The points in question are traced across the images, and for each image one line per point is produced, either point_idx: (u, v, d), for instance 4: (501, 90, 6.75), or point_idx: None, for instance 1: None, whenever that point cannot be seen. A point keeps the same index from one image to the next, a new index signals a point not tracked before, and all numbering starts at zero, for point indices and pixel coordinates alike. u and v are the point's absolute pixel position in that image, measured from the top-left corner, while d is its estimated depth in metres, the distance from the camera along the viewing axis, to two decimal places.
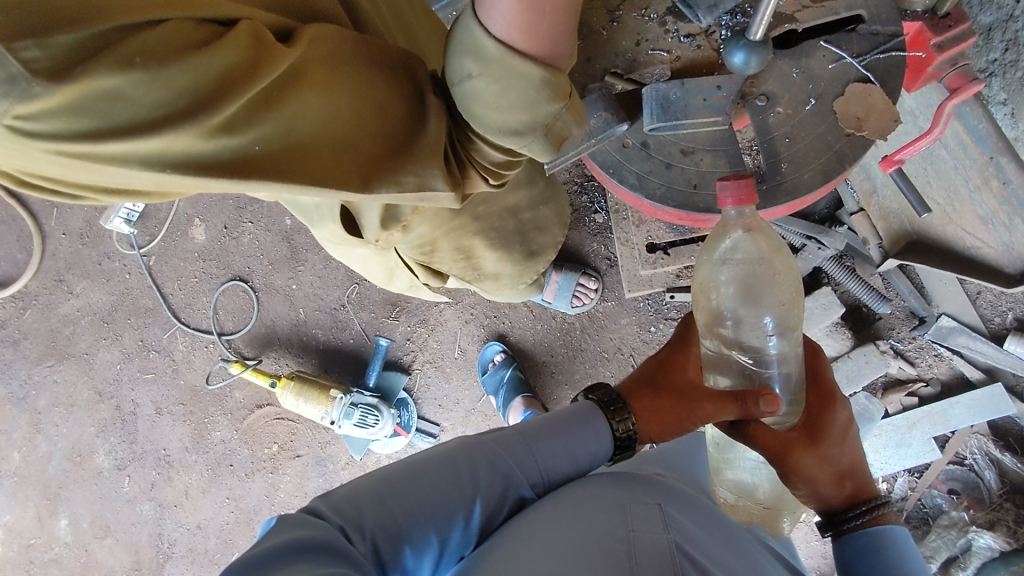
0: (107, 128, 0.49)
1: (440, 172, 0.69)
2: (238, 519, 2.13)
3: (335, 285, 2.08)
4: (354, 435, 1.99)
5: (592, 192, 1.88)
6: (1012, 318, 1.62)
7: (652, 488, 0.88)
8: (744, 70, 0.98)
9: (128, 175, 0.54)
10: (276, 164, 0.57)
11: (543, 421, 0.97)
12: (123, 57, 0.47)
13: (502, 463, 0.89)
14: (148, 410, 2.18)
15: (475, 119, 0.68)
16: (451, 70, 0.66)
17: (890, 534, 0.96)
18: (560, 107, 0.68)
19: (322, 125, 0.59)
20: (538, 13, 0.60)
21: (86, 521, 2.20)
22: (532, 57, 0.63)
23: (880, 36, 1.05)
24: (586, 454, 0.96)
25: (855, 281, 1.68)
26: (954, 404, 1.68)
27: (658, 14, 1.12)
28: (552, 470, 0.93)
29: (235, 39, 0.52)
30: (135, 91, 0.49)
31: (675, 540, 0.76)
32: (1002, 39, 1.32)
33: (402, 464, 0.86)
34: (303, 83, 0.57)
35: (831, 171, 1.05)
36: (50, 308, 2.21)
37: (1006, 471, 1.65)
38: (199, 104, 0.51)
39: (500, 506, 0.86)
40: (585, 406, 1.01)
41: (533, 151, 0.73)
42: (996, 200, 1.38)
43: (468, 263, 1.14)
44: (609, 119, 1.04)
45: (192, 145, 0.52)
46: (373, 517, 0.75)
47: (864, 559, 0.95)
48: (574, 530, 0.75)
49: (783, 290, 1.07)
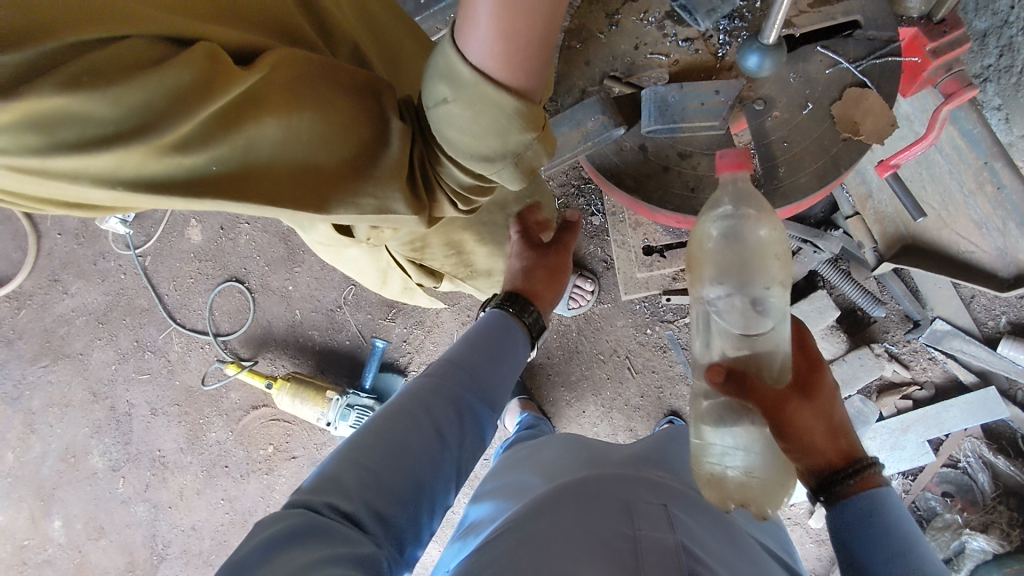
0: (57, 144, 0.46)
1: (402, 197, 0.64)
2: (233, 520, 2.12)
3: (332, 286, 2.08)
4: (350, 436, 1.99)
5: (589, 195, 1.89)
6: (1006, 322, 1.64)
7: (661, 490, 0.89)
8: (757, 74, 0.99)
9: (84, 193, 0.52)
10: (233, 185, 0.54)
11: (466, 339, 0.98)
12: (70, 75, 0.45)
13: (450, 393, 0.89)
14: (143, 410, 2.17)
15: (448, 142, 0.64)
16: (426, 93, 0.62)
17: (881, 497, 0.90)
18: (532, 137, 0.64)
19: (283, 147, 0.55)
20: (514, 43, 0.56)
21: (80, 522, 2.20)
22: (506, 87, 0.58)
23: (876, 41, 1.04)
24: (514, 358, 1.00)
25: (850, 284, 1.69)
26: (949, 407, 1.69)
27: (657, 18, 1.11)
28: (494, 387, 0.94)
29: (190, 57, 0.49)
30: (84, 109, 0.46)
31: (681, 540, 0.75)
32: (997, 45, 1.35)
33: (372, 424, 0.84)
34: (264, 104, 0.53)
35: (827, 175, 1.05)
36: (44, 308, 2.20)
37: (999, 473, 1.67)
38: (149, 122, 0.48)
39: (464, 431, 0.88)
40: (499, 316, 1.01)
41: (503, 178, 0.68)
42: (991, 204, 1.41)
43: (460, 260, 1.13)
44: (605, 123, 1.03)
45: (145, 164, 0.50)
46: (354, 476, 0.76)
47: (862, 523, 0.89)
48: (581, 526, 0.76)
49: (776, 271, 0.97)
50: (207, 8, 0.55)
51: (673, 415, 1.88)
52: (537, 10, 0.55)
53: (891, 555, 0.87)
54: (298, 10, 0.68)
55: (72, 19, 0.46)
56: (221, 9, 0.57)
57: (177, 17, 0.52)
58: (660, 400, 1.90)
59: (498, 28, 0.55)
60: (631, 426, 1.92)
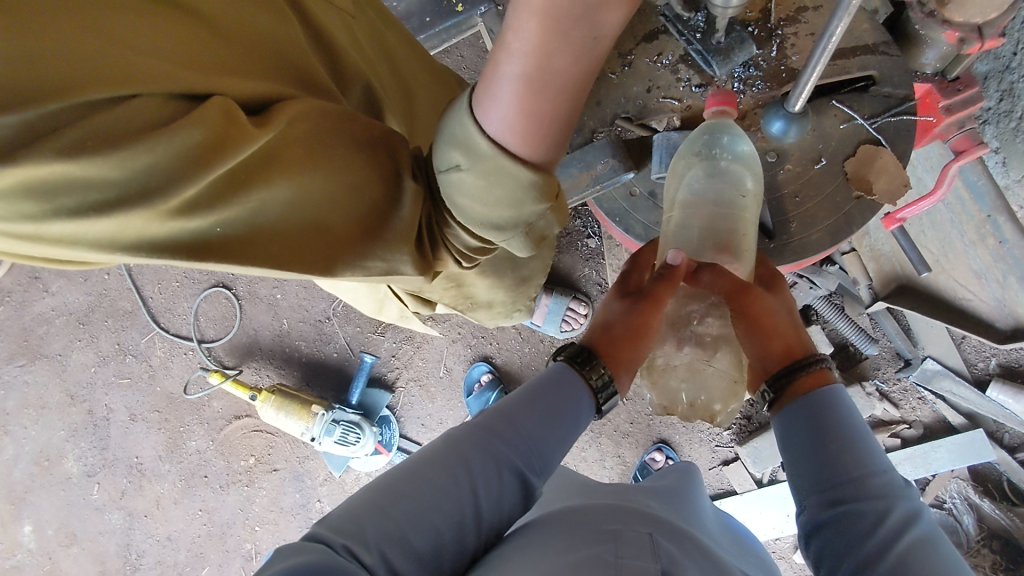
0: (57, 211, 0.44)
1: (409, 257, 0.66)
2: (210, 532, 2.08)
3: (321, 297, 2.03)
4: (334, 451, 1.95)
5: (585, 218, 1.86)
6: (995, 364, 1.64)
7: (645, 517, 0.76)
8: (781, 138, 1.01)
9: (76, 253, 0.49)
10: (237, 248, 0.52)
11: (521, 394, 0.85)
12: (74, 141, 0.42)
13: (498, 454, 0.78)
14: (122, 416, 2.12)
15: (459, 209, 0.64)
16: (439, 156, 0.62)
17: (828, 391, 0.81)
18: (545, 207, 0.64)
19: (294, 208, 0.54)
20: (537, 123, 0.56)
21: (51, 528, 2.15)
22: (523, 160, 0.58)
23: (892, 98, 1.04)
24: (574, 422, 0.85)
25: (844, 321, 1.65)
26: (936, 448, 1.69)
27: (671, 61, 1.11)
28: (546, 454, 0.82)
29: (203, 115, 0.46)
30: (87, 173, 0.43)
31: (663, 568, 0.64)
32: (997, 89, 1.36)
33: (398, 469, 0.75)
34: (276, 165, 0.52)
35: (839, 233, 1.05)
36: (23, 306, 2.15)
37: (984, 516, 1.67)
38: (156, 185, 0.46)
39: (504, 497, 0.76)
40: (560, 368, 0.88)
41: (512, 246, 0.69)
42: (992, 256, 1.45)
43: (460, 292, 1.06)
44: (615, 167, 1.01)
45: (149, 228, 0.47)
46: (376, 529, 0.67)
47: (810, 419, 0.79)
48: (560, 555, 0.65)
49: (752, 186, 1.01)
50: (220, 56, 0.52)
51: (662, 443, 1.86)
52: (561, 94, 0.55)
53: (828, 457, 0.76)
54: (307, 41, 0.64)
55: (78, 74, 0.42)
56: (234, 56, 0.53)
57: (186, 67, 0.48)
58: (650, 427, 1.88)
59: (519, 107, 0.55)
60: (619, 452, 1.91)
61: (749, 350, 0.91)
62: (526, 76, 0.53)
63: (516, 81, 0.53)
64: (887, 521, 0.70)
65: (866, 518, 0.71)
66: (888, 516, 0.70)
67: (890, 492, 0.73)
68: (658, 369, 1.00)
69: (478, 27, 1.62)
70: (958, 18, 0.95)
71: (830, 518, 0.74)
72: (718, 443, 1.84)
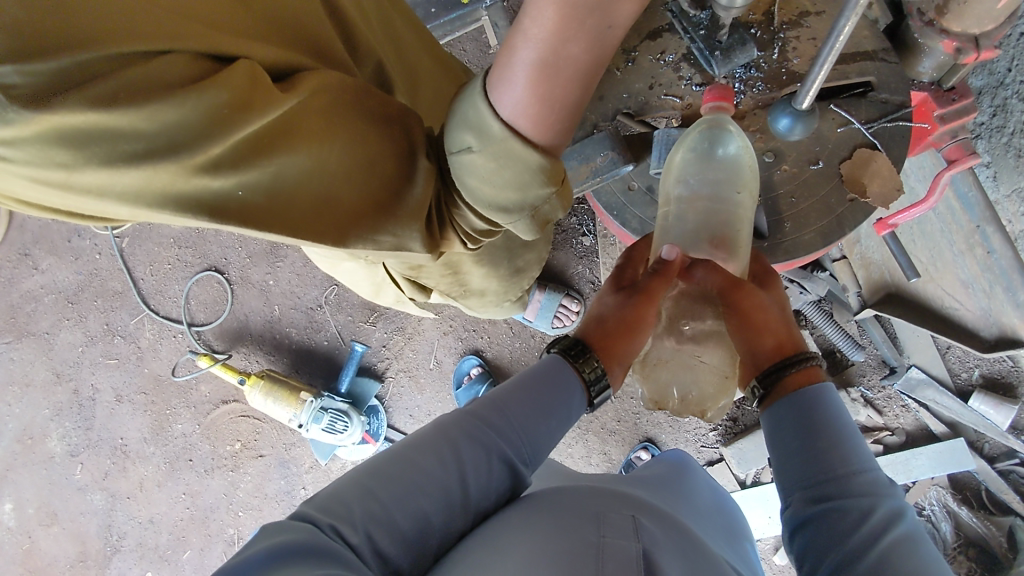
0: (86, 160, 0.45)
1: (418, 234, 0.66)
2: (193, 516, 2.07)
3: (313, 284, 2.03)
4: (320, 439, 1.95)
5: (581, 215, 1.87)
6: (978, 375, 1.66)
7: (631, 502, 0.77)
8: (787, 135, 1.04)
9: (102, 207, 0.50)
10: (254, 212, 0.53)
11: (514, 384, 0.86)
12: (107, 92, 0.43)
13: (490, 441, 0.79)
14: (107, 396, 2.11)
15: (468, 190, 0.65)
16: (450, 138, 0.63)
17: (818, 389, 0.82)
18: (551, 191, 0.65)
19: (312, 177, 0.55)
20: (550, 108, 0.57)
21: (32, 507, 2.14)
22: (533, 143, 0.59)
23: (889, 104, 1.06)
24: (567, 412, 0.86)
25: (832, 326, 1.69)
26: (918, 455, 1.72)
27: (673, 59, 1.12)
28: (537, 443, 0.83)
29: (226, 78, 0.47)
30: (118, 126, 0.44)
31: (645, 549, 0.65)
32: (990, 104, 1.39)
33: (391, 451, 0.76)
34: (297, 134, 0.53)
35: (831, 234, 1.06)
36: (12, 282, 2.14)
37: (961, 524, 1.69)
38: (182, 141, 0.47)
39: (495, 481, 0.77)
40: (553, 361, 0.89)
41: (517, 228, 0.70)
42: (979, 265, 1.45)
43: (455, 279, 1.07)
44: (614, 159, 1.02)
45: (173, 184, 0.48)
46: (363, 510, 0.68)
47: (801, 416, 0.80)
48: (544, 530, 0.66)
49: (747, 181, 1.02)
50: (245, 23, 0.53)
51: (648, 441, 1.87)
52: (573, 81, 0.56)
53: (815, 455, 0.77)
54: (327, 17, 0.66)
55: (111, 29, 0.44)
56: (257, 25, 0.54)
57: (213, 30, 0.50)
58: (637, 425, 1.89)
59: (533, 92, 0.55)
60: (605, 449, 1.92)
61: (739, 345, 0.93)
62: (541, 61, 0.54)
63: (530, 67, 0.54)
64: (872, 518, 0.71)
65: (851, 516, 0.72)
66: (872, 513, 0.72)
67: (873, 490, 0.74)
68: (650, 364, 1.02)
69: (483, 22, 1.63)
70: (956, 28, 0.98)
71: (815, 514, 0.75)
72: (704, 443, 1.86)
